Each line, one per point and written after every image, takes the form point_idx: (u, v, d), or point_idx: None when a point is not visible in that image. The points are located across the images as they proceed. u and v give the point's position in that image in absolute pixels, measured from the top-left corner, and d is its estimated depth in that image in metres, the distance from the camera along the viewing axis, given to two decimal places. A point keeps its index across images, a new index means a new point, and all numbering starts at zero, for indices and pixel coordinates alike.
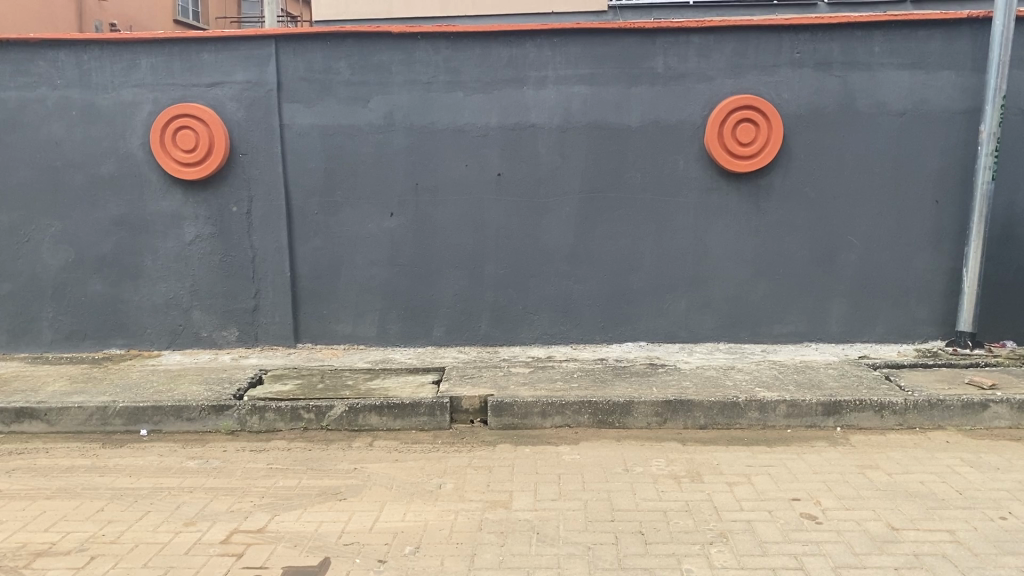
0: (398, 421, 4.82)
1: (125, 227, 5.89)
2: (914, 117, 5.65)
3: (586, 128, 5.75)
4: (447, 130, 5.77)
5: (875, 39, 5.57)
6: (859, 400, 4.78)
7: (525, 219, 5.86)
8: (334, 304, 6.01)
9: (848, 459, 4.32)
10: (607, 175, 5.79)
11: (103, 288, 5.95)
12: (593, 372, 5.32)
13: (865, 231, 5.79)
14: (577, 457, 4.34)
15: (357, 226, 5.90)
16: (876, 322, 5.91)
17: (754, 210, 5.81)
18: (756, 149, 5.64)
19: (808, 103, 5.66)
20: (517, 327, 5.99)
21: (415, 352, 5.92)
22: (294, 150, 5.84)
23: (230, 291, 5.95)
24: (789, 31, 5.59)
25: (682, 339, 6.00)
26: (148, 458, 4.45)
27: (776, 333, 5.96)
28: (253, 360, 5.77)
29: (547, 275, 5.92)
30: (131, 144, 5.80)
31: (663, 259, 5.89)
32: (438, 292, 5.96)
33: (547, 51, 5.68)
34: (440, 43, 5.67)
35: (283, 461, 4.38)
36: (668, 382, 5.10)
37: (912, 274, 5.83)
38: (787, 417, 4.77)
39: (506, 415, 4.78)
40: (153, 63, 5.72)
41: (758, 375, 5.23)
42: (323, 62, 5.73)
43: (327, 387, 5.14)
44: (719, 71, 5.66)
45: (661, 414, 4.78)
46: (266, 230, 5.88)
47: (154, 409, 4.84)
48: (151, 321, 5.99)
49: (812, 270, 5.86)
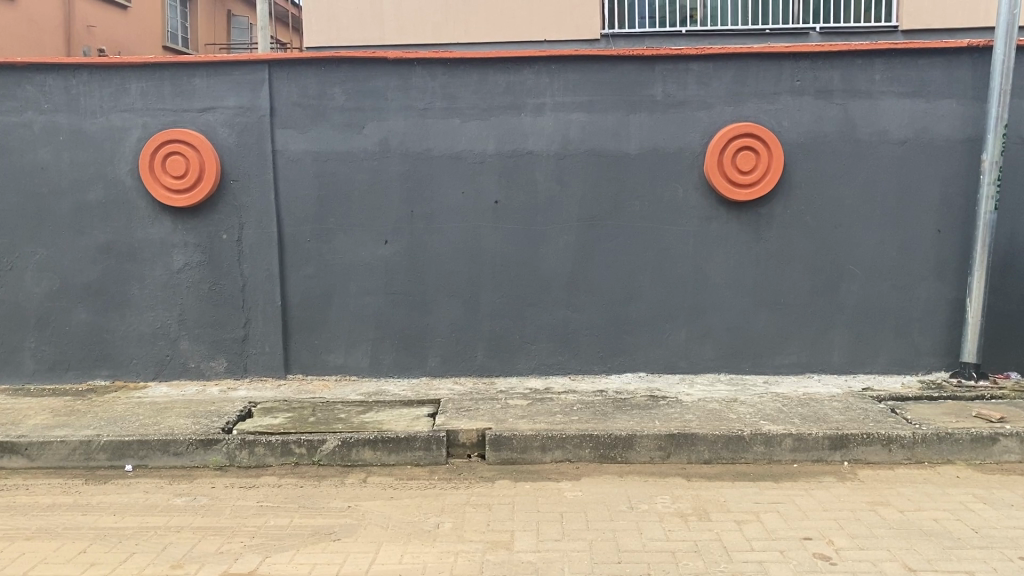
0: (393, 456, 4.66)
1: (112, 254, 5.74)
2: (915, 146, 5.60)
3: (584, 156, 5.66)
4: (443, 157, 5.68)
5: (875, 67, 5.54)
6: (866, 433, 4.66)
7: (523, 247, 5.75)
8: (326, 335, 5.85)
9: (858, 495, 4.19)
10: (605, 202, 5.69)
11: (88, 317, 5.78)
12: (593, 405, 5.18)
13: (867, 260, 5.71)
14: (580, 495, 4.19)
15: (350, 254, 5.77)
16: (878, 352, 5.81)
17: (755, 239, 5.72)
18: (756, 178, 5.56)
19: (809, 131, 5.60)
20: (513, 357, 5.84)
21: (409, 384, 5.75)
22: (287, 177, 5.71)
23: (219, 320, 5.80)
24: (788, 59, 5.55)
25: (683, 370, 5.87)
26: (133, 496, 4.27)
27: (777, 364, 5.84)
28: (241, 392, 5.60)
29: (544, 304, 5.80)
30: (119, 170, 5.66)
31: (663, 288, 5.78)
32: (433, 321, 5.82)
33: (544, 78, 5.61)
34: (436, 69, 5.60)
35: (274, 498, 4.22)
36: (670, 415, 4.97)
37: (915, 304, 5.75)
38: (793, 451, 4.65)
39: (505, 449, 4.64)
40: (143, 88, 5.60)
41: (762, 408, 5.10)
42: (317, 87, 5.63)
43: (319, 421, 4.98)
44: (718, 99, 5.60)
45: (664, 449, 4.65)
46: (256, 257, 5.75)
47: (139, 443, 4.67)
48: (136, 351, 5.82)
49: (813, 300, 5.76)
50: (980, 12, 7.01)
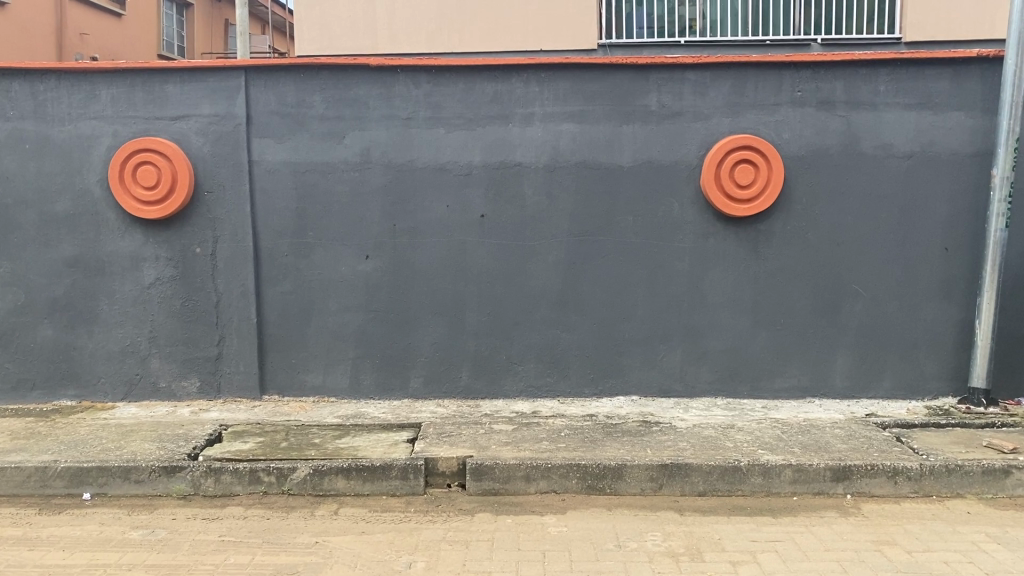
0: (367, 486, 4.39)
1: (79, 268, 5.48)
2: (922, 160, 5.35)
3: (575, 168, 5.40)
4: (427, 169, 5.42)
5: (880, 78, 5.30)
6: (870, 464, 4.38)
7: (510, 263, 5.49)
8: (303, 354, 5.58)
9: (863, 534, 3.91)
10: (597, 217, 5.43)
11: (54, 333, 5.52)
12: (581, 431, 4.90)
13: (871, 280, 5.45)
14: (564, 531, 3.91)
15: (330, 269, 5.51)
16: (883, 376, 5.54)
17: (753, 257, 5.46)
18: (755, 193, 5.30)
19: (810, 144, 5.35)
20: (500, 379, 5.57)
21: (390, 406, 5.48)
22: (264, 188, 5.46)
23: (192, 338, 5.53)
24: (789, 68, 5.31)
25: (678, 393, 5.59)
26: (87, 528, 3.99)
27: (776, 388, 5.56)
28: (212, 414, 5.32)
29: (533, 322, 5.53)
30: (88, 181, 5.41)
31: (657, 307, 5.51)
32: (416, 340, 5.55)
33: (534, 86, 5.37)
34: (421, 77, 5.37)
35: (237, 532, 3.93)
36: (663, 443, 4.69)
37: (921, 325, 5.48)
38: (793, 484, 4.37)
39: (486, 479, 4.36)
40: (114, 94, 5.36)
41: (760, 436, 4.82)
42: (296, 95, 5.39)
43: (290, 446, 4.70)
44: (715, 110, 5.35)
45: (656, 480, 4.37)
46: (231, 272, 5.49)
47: (99, 470, 4.40)
48: (104, 370, 5.55)
49: (815, 321, 5.50)
50: (985, 23, 6.73)
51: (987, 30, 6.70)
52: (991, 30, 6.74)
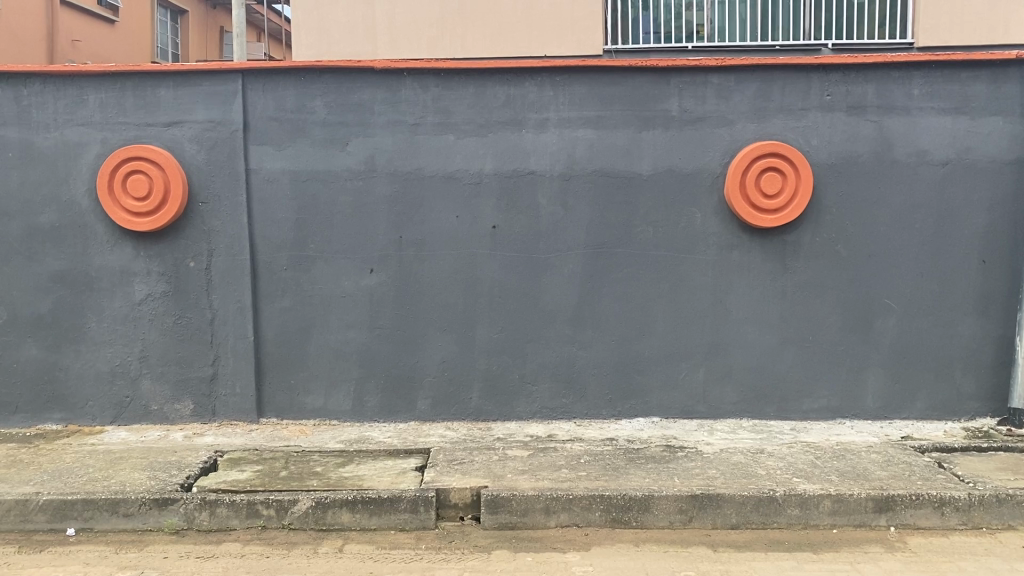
0: (374, 519, 4.07)
1: (66, 284, 5.16)
2: (958, 167, 5.07)
3: (592, 177, 5.11)
4: (435, 178, 5.12)
5: (913, 81, 5.02)
6: (915, 494, 4.08)
7: (523, 277, 5.18)
8: (303, 374, 5.27)
9: (914, 572, 3.60)
10: (615, 228, 5.14)
11: (38, 352, 5.20)
12: (602, 457, 4.59)
13: (905, 294, 5.16)
14: (590, 570, 3.59)
15: (331, 284, 5.20)
16: (917, 396, 5.24)
17: (780, 270, 5.16)
18: (783, 202, 5.00)
19: (840, 151, 5.06)
20: (512, 400, 5.26)
21: (396, 430, 5.16)
22: (261, 199, 5.15)
23: (185, 358, 5.21)
24: (817, 71, 5.02)
25: (701, 415, 5.28)
26: (70, 569, 3.66)
27: (805, 409, 5.25)
28: (207, 439, 5.00)
29: (547, 339, 5.22)
30: (75, 191, 5.10)
31: (679, 323, 5.21)
32: (423, 359, 5.24)
33: (548, 90, 5.07)
34: (429, 80, 5.07)
35: (234, 572, 3.61)
36: (690, 470, 4.38)
37: (957, 342, 5.19)
38: (833, 515, 4.06)
39: (503, 512, 4.05)
40: (103, 99, 5.06)
41: (793, 462, 4.51)
42: (296, 100, 5.09)
43: (291, 476, 4.38)
44: (740, 115, 5.06)
45: (685, 512, 4.06)
46: (227, 288, 5.17)
47: (84, 503, 4.08)
48: (93, 392, 5.23)
49: (845, 338, 5.20)
50: (999, 29, 6.45)
51: (1001, 35, 6.45)
52: (1004, 36, 6.46)
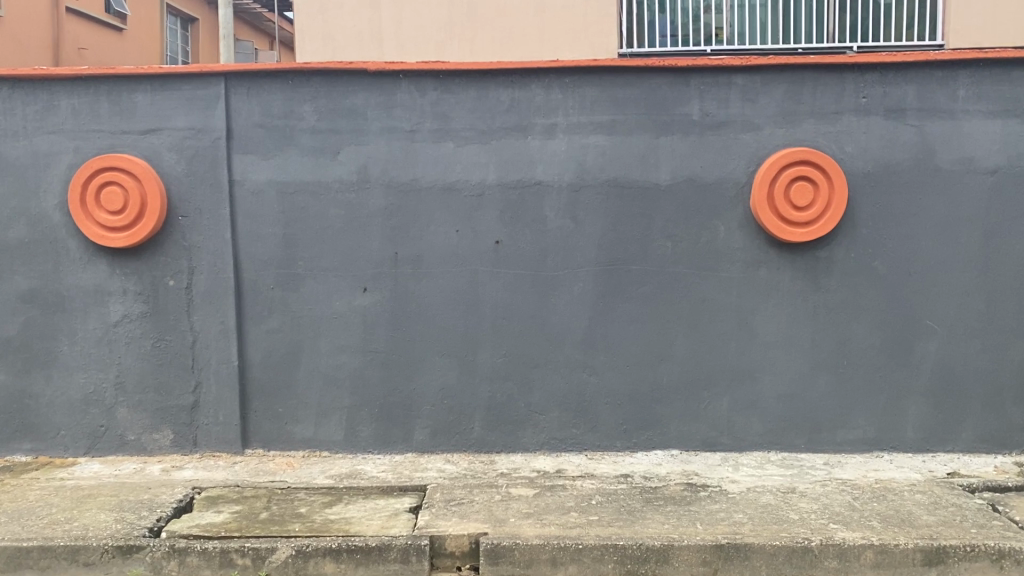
0: (361, 571, 3.65)
1: (36, 304, 4.79)
2: (1009, 176, 4.60)
3: (605, 187, 4.68)
4: (433, 188, 4.71)
5: (959, 82, 4.56)
6: (970, 545, 3.60)
7: (529, 297, 4.76)
8: (292, 402, 4.86)
9: None
10: (630, 243, 4.70)
11: (6, 378, 4.82)
12: (616, 498, 4.14)
13: (949, 315, 4.69)
14: None
15: (322, 304, 4.79)
16: (963, 426, 4.76)
17: (812, 289, 4.71)
18: (814, 214, 4.55)
19: (877, 159, 4.61)
20: (517, 430, 4.83)
21: (391, 463, 4.74)
22: (246, 213, 4.76)
23: (164, 384, 4.82)
24: (852, 70, 4.58)
25: (724, 447, 4.83)
26: None
27: (839, 441, 4.79)
28: (186, 473, 4.60)
29: (556, 364, 4.79)
30: (46, 205, 4.73)
31: (699, 348, 4.77)
32: (421, 385, 4.82)
33: (556, 93, 4.66)
34: (427, 83, 4.67)
35: None
36: (715, 515, 3.92)
37: (1007, 367, 4.72)
38: (876, 569, 3.60)
39: (504, 563, 3.62)
40: (75, 105, 4.69)
41: (829, 505, 4.05)
42: (283, 105, 4.70)
43: (271, 519, 3.96)
44: (767, 119, 4.62)
45: (709, 564, 3.60)
46: (209, 308, 4.78)
47: (41, 551, 3.67)
48: (65, 421, 4.85)
49: (883, 363, 4.73)
50: None
51: None
52: None
